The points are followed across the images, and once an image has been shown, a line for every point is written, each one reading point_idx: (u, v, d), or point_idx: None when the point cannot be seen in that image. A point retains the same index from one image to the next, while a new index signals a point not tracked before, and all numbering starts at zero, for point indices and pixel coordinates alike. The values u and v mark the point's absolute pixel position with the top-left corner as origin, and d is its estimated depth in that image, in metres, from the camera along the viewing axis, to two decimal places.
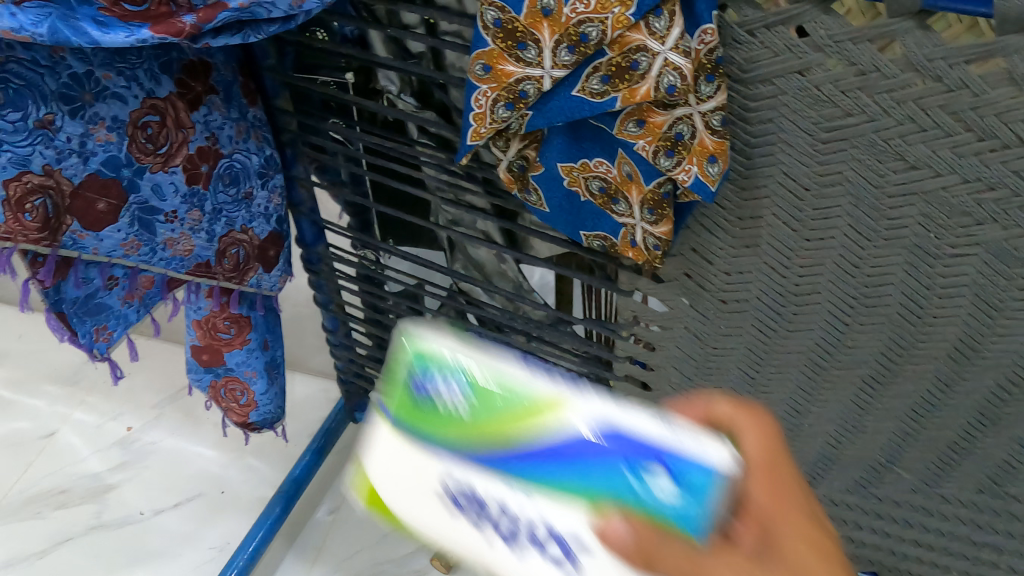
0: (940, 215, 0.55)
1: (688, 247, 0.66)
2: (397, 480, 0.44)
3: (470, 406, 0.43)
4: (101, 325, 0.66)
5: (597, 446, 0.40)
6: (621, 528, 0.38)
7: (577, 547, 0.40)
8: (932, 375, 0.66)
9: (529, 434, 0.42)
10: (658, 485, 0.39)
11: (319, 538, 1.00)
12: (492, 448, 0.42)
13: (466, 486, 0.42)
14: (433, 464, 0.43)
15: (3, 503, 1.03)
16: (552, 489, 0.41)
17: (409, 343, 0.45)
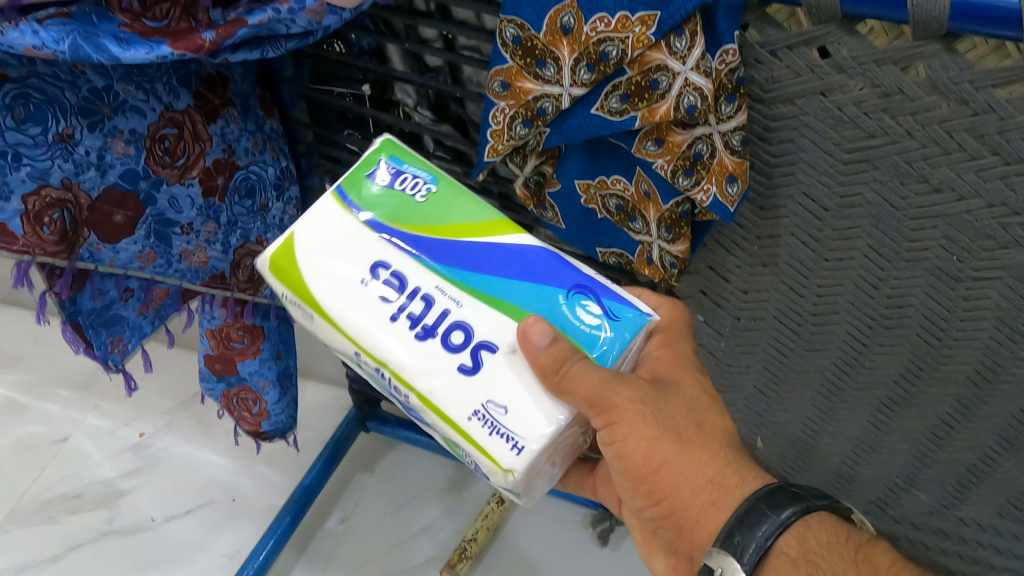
0: (963, 239, 0.54)
1: (704, 265, 0.66)
2: (325, 242, 0.47)
3: (428, 205, 0.48)
4: (117, 336, 0.66)
5: (541, 272, 0.46)
6: (546, 341, 0.42)
7: (496, 411, 0.43)
8: (952, 399, 0.65)
9: (477, 234, 0.47)
10: (588, 310, 0.46)
11: (329, 547, 0.99)
12: (439, 235, 0.47)
13: (395, 269, 0.46)
14: (373, 239, 0.47)
15: (16, 507, 1.03)
16: (485, 295, 0.45)
17: (388, 148, 0.50)
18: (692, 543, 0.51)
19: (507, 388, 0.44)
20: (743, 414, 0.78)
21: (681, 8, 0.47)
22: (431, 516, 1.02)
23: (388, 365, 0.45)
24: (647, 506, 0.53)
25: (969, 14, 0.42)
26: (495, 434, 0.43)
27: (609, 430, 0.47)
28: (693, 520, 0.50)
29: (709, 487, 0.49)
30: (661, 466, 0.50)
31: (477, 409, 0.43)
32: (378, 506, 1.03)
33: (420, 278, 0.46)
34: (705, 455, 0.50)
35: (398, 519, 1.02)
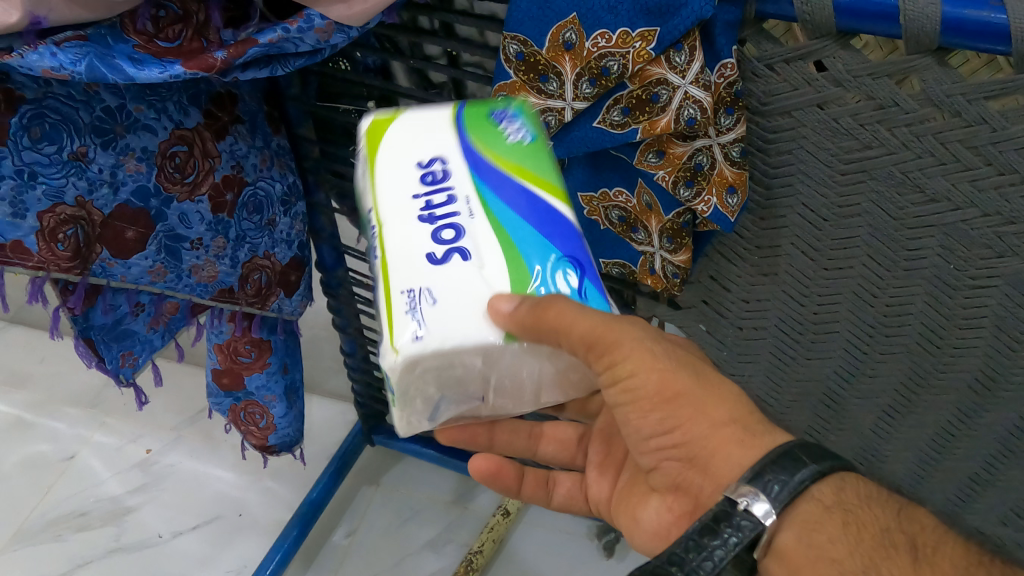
0: (960, 248, 0.56)
1: (706, 274, 0.66)
2: (405, 140, 0.50)
3: (516, 145, 0.51)
4: (127, 350, 0.67)
5: (557, 235, 0.47)
6: (517, 303, 0.42)
7: (426, 300, 0.43)
8: (952, 404, 0.66)
9: (533, 180, 0.49)
10: (566, 281, 0.45)
11: (336, 561, 1.00)
12: (502, 167, 0.49)
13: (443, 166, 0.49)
14: (450, 142, 0.50)
15: (23, 526, 1.03)
16: (500, 225, 0.46)
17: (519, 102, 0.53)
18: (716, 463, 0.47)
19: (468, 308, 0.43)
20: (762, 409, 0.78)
21: (681, 24, 0.48)
22: (437, 529, 1.02)
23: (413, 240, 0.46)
24: (657, 439, 0.50)
25: (959, 29, 0.44)
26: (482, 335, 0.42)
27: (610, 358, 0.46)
28: (711, 450, 0.47)
29: (729, 425, 0.47)
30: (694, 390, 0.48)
31: (412, 287, 0.43)
32: (384, 519, 1.04)
33: (462, 187, 0.48)
34: (717, 390, 0.49)
35: (404, 532, 1.02)
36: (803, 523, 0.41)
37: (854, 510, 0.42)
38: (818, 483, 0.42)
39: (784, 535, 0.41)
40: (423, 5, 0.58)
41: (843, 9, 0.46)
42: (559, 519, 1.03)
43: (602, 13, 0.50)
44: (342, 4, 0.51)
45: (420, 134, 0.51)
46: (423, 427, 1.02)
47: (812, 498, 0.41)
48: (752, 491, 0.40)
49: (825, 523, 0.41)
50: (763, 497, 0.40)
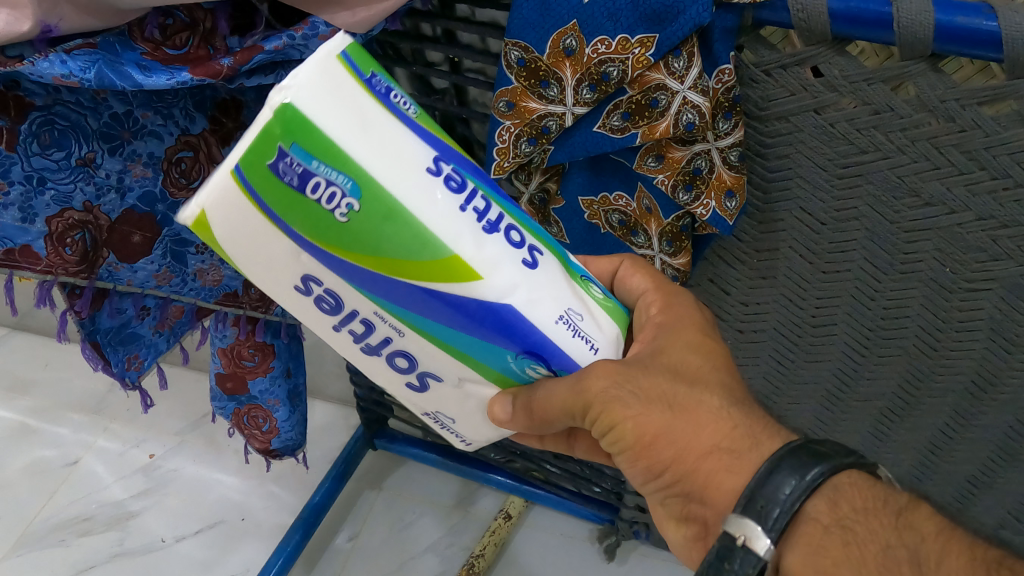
0: (956, 251, 0.56)
1: (705, 278, 0.67)
2: (260, 254, 0.36)
3: (349, 225, 0.35)
4: (133, 353, 0.68)
5: (473, 329, 0.39)
6: (510, 408, 0.43)
7: (446, 419, 0.46)
8: (950, 406, 0.67)
9: (423, 272, 0.36)
10: (533, 369, 0.42)
11: (338, 565, 1.00)
12: (368, 263, 0.36)
13: (326, 285, 0.37)
14: (306, 260, 0.36)
15: (27, 531, 1.04)
16: (440, 340, 0.40)
17: (286, 119, 0.33)
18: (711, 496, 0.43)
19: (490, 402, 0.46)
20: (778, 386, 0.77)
21: (679, 30, 0.49)
22: (438, 533, 1.02)
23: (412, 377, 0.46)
24: (652, 484, 0.47)
25: (951, 36, 0.45)
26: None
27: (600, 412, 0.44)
28: (700, 481, 0.44)
29: (712, 452, 0.43)
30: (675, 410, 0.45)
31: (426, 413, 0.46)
32: (385, 523, 1.04)
33: (365, 309, 0.39)
34: (697, 405, 0.45)
35: (405, 536, 1.03)
36: (805, 547, 0.38)
37: (859, 523, 0.39)
38: (811, 500, 0.39)
39: (790, 556, 0.39)
40: (426, 13, 0.59)
41: (837, 15, 0.47)
42: (560, 522, 1.04)
43: (601, 20, 0.51)
44: (346, 11, 0.52)
45: (261, 241, 0.36)
46: (425, 430, 1.03)
47: (811, 519, 0.39)
48: (743, 523, 0.39)
49: (830, 546, 0.38)
50: (762, 531, 0.38)
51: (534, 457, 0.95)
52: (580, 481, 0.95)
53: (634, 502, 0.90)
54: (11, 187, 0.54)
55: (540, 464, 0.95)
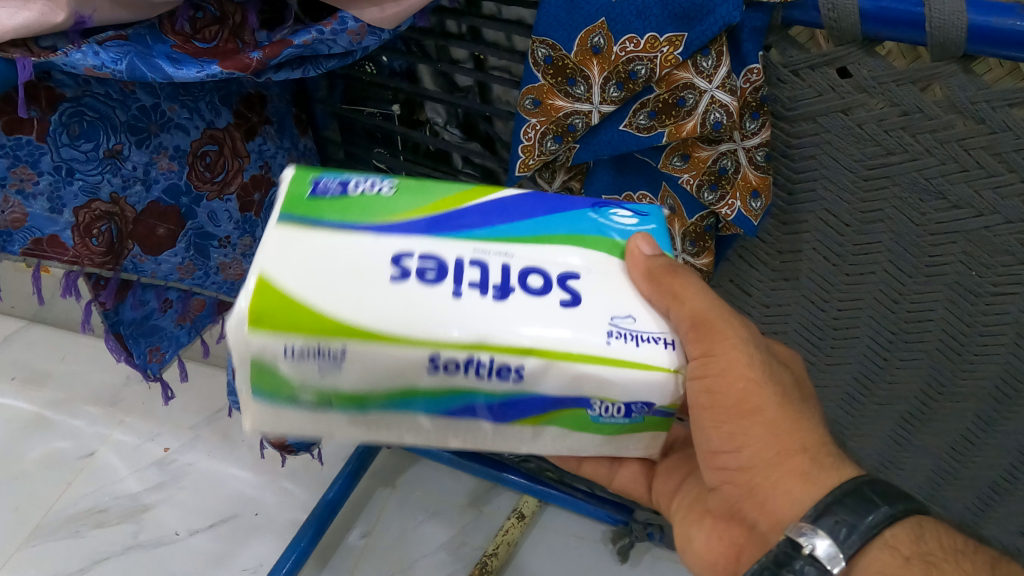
0: (982, 255, 0.56)
1: (726, 279, 0.67)
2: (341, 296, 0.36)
3: (400, 197, 0.41)
4: (155, 346, 0.68)
5: (531, 207, 0.42)
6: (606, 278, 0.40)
7: (626, 322, 0.38)
8: (973, 412, 0.66)
9: (459, 202, 0.41)
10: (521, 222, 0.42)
11: (351, 562, 0.99)
12: (422, 216, 0.40)
13: (421, 253, 0.38)
14: (386, 240, 0.38)
15: (42, 522, 1.04)
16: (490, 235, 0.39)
17: (306, 172, 0.42)
18: (757, 511, 0.41)
19: (612, 288, 0.39)
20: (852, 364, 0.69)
21: (708, 30, 0.49)
22: (451, 531, 1.02)
23: (491, 356, 0.36)
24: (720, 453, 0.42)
25: (984, 36, 0.45)
26: (621, 340, 0.37)
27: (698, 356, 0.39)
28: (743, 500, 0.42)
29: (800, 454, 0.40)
30: (739, 414, 0.40)
31: (611, 328, 0.37)
32: (398, 522, 1.04)
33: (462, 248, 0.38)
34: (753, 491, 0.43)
35: (417, 534, 1.02)
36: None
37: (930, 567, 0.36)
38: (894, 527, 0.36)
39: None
40: (452, 10, 0.59)
41: (868, 15, 0.47)
42: (575, 523, 1.04)
43: (630, 18, 0.51)
44: (374, 6, 0.52)
45: (329, 256, 0.37)
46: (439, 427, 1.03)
47: (887, 545, 0.35)
48: (812, 527, 0.36)
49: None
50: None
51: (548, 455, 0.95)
52: (594, 481, 0.95)
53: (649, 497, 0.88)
54: (41, 177, 0.53)
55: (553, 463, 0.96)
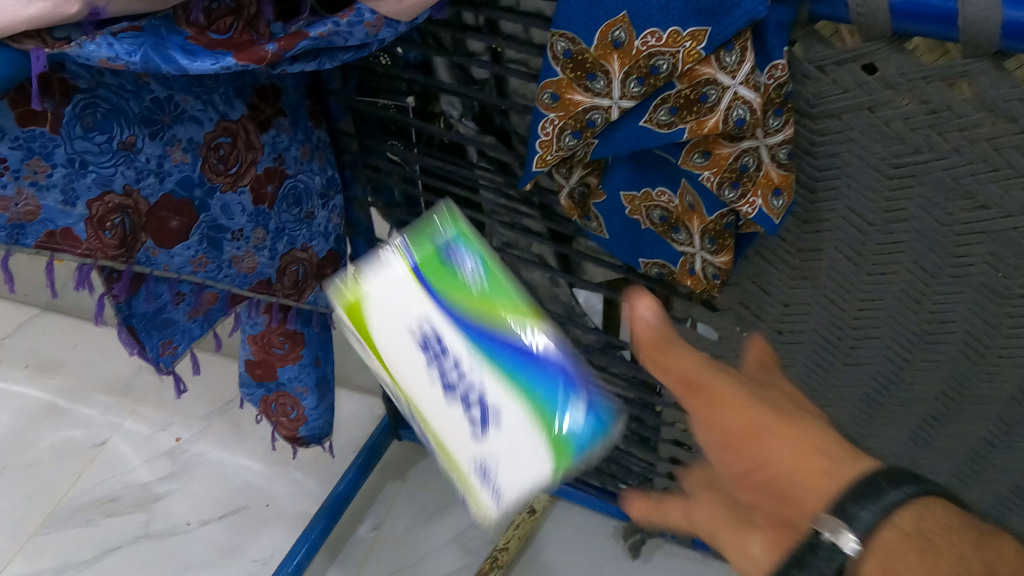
0: (1010, 255, 0.54)
1: (746, 277, 0.65)
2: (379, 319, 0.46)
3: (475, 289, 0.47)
4: (167, 339, 0.67)
5: (524, 365, 0.45)
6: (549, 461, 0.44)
7: (495, 468, 0.44)
8: (995, 412, 0.65)
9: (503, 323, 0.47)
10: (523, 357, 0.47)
11: (361, 555, 0.99)
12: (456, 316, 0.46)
13: (439, 343, 0.45)
14: (426, 312, 0.46)
15: (55, 510, 1.05)
16: (482, 352, 0.45)
17: (450, 220, 0.48)
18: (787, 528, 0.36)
19: (519, 451, 0.44)
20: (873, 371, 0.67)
21: (732, 24, 0.48)
22: (461, 525, 1.01)
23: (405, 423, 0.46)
24: (741, 492, 0.38)
25: (1020, 34, 0.43)
26: (478, 475, 0.44)
27: (697, 403, 0.40)
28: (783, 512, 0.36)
29: (810, 461, 0.36)
30: (747, 436, 0.38)
31: (473, 462, 0.44)
32: (409, 513, 1.03)
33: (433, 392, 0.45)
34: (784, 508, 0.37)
35: (427, 528, 1.02)
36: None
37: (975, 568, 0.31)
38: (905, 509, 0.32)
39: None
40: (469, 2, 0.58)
41: (899, 11, 0.45)
42: (585, 518, 1.02)
43: (652, 11, 0.50)
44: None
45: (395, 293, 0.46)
46: None
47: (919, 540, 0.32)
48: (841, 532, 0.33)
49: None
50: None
51: None
52: (605, 478, 0.95)
53: (667, 453, 0.87)
54: (54, 169, 0.53)
55: None
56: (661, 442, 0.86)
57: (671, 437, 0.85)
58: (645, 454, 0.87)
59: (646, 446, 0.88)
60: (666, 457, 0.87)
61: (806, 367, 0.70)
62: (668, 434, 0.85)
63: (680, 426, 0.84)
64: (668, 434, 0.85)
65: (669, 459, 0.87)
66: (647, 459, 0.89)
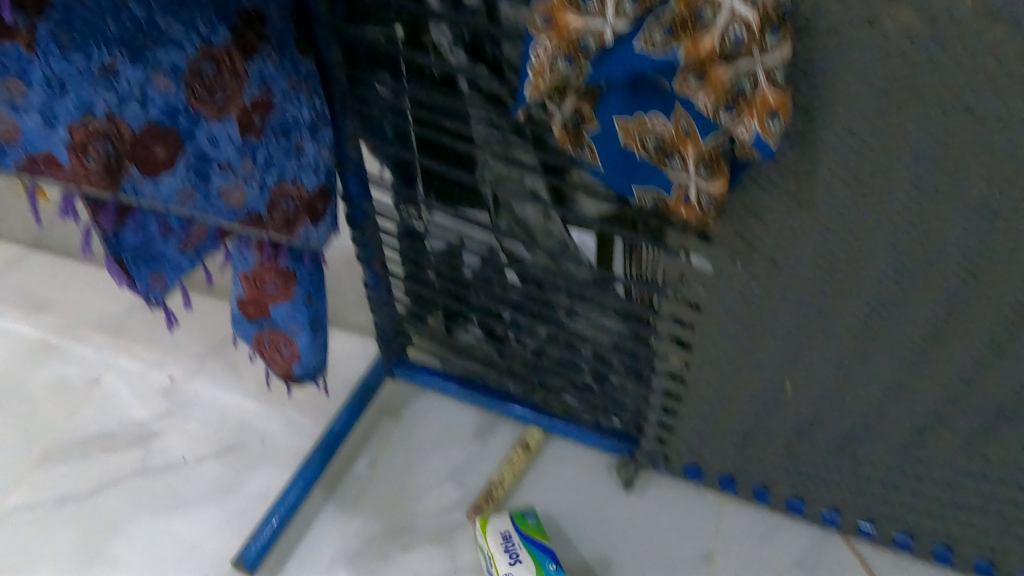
0: (1008, 169, 0.55)
1: (741, 205, 0.65)
2: None
3: None
4: (158, 272, 0.67)
5: None
6: None
7: None
8: (986, 335, 0.65)
9: None
10: None
11: (357, 491, 1.00)
12: None
13: None
14: None
15: (53, 445, 1.06)
16: None
17: None
18: None
19: None
20: (868, 299, 0.67)
21: None
22: (456, 462, 1.03)
23: None
24: None
25: None
26: None
27: None
28: None
29: None
30: None
31: None
32: (404, 450, 1.04)
33: None
34: None
35: (423, 464, 1.03)
36: None
37: None
38: None
39: None
40: None
41: None
42: (578, 453, 1.03)
43: None
44: None
45: None
46: (445, 360, 1.04)
47: None
48: None
49: None
50: None
51: (554, 387, 0.96)
52: (599, 413, 0.95)
53: (660, 385, 0.86)
54: (33, 90, 0.53)
55: (559, 393, 0.97)
56: (655, 376, 0.85)
57: (665, 371, 0.84)
58: (639, 388, 0.88)
59: (639, 380, 0.88)
60: (659, 389, 0.86)
61: (799, 296, 0.70)
62: (661, 367, 0.83)
63: (674, 360, 0.82)
64: (662, 367, 0.84)
65: (662, 393, 0.87)
66: (641, 393, 0.89)
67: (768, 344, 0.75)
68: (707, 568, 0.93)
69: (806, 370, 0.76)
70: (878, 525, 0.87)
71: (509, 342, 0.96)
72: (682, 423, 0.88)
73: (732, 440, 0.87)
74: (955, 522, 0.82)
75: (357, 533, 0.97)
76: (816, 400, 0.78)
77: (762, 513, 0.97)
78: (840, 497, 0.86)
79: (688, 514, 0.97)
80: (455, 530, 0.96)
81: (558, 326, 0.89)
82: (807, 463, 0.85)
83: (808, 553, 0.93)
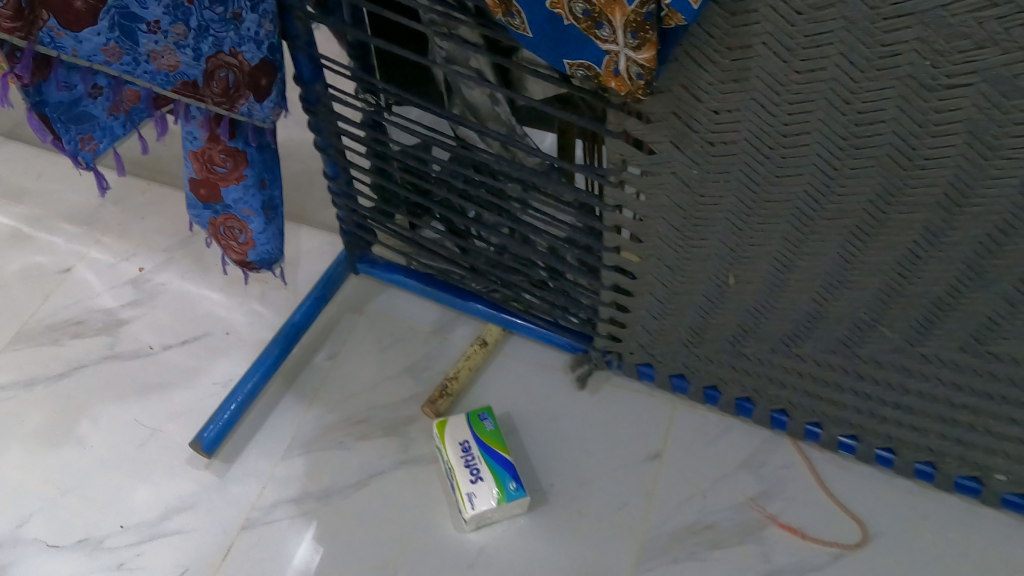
0: (938, 40, 0.52)
1: (676, 82, 0.62)
2: None
3: None
4: (87, 134, 0.70)
5: None
6: None
7: None
8: (921, 222, 0.64)
9: None
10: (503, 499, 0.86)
11: (317, 380, 1.02)
12: None
13: None
14: None
15: (24, 328, 1.08)
16: None
17: None
18: None
19: None
20: (806, 186, 0.66)
21: None
22: (415, 358, 1.04)
23: None
24: None
25: None
26: None
27: None
28: None
29: None
30: None
31: None
32: (365, 343, 1.05)
33: None
34: None
35: (383, 358, 1.04)
36: None
37: None
38: None
39: None
40: None
41: None
42: (536, 351, 1.04)
43: None
44: None
45: None
46: (408, 257, 1.03)
47: None
48: None
49: None
50: None
51: (512, 284, 0.96)
52: (557, 311, 0.95)
53: (610, 280, 0.84)
54: None
55: (517, 291, 0.96)
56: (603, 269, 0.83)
57: (613, 264, 0.82)
58: (590, 283, 0.87)
59: (591, 274, 0.87)
60: (609, 284, 0.85)
61: (737, 183, 0.68)
62: (610, 261, 0.82)
63: (620, 253, 0.81)
64: (610, 262, 0.82)
65: (612, 287, 0.85)
66: (593, 289, 0.89)
67: (707, 230, 0.74)
68: (654, 466, 0.94)
69: (748, 263, 0.75)
70: (823, 427, 0.87)
71: (469, 239, 0.96)
72: (632, 320, 0.88)
73: (681, 336, 0.87)
74: (894, 422, 0.83)
75: (313, 422, 0.99)
76: (757, 295, 0.78)
77: (714, 414, 0.98)
78: (785, 397, 0.87)
79: (639, 414, 0.98)
80: (409, 423, 0.98)
81: (512, 219, 0.88)
82: (753, 360, 0.85)
83: (755, 454, 0.94)
